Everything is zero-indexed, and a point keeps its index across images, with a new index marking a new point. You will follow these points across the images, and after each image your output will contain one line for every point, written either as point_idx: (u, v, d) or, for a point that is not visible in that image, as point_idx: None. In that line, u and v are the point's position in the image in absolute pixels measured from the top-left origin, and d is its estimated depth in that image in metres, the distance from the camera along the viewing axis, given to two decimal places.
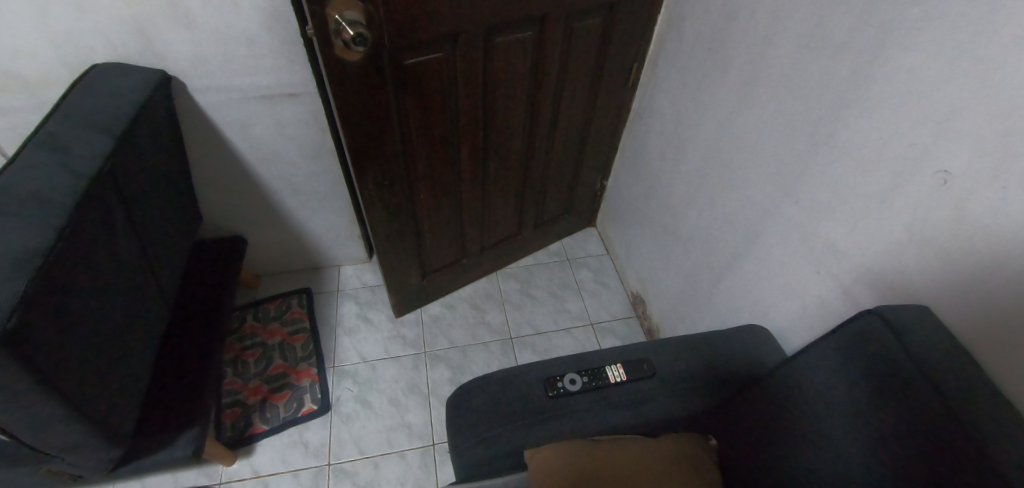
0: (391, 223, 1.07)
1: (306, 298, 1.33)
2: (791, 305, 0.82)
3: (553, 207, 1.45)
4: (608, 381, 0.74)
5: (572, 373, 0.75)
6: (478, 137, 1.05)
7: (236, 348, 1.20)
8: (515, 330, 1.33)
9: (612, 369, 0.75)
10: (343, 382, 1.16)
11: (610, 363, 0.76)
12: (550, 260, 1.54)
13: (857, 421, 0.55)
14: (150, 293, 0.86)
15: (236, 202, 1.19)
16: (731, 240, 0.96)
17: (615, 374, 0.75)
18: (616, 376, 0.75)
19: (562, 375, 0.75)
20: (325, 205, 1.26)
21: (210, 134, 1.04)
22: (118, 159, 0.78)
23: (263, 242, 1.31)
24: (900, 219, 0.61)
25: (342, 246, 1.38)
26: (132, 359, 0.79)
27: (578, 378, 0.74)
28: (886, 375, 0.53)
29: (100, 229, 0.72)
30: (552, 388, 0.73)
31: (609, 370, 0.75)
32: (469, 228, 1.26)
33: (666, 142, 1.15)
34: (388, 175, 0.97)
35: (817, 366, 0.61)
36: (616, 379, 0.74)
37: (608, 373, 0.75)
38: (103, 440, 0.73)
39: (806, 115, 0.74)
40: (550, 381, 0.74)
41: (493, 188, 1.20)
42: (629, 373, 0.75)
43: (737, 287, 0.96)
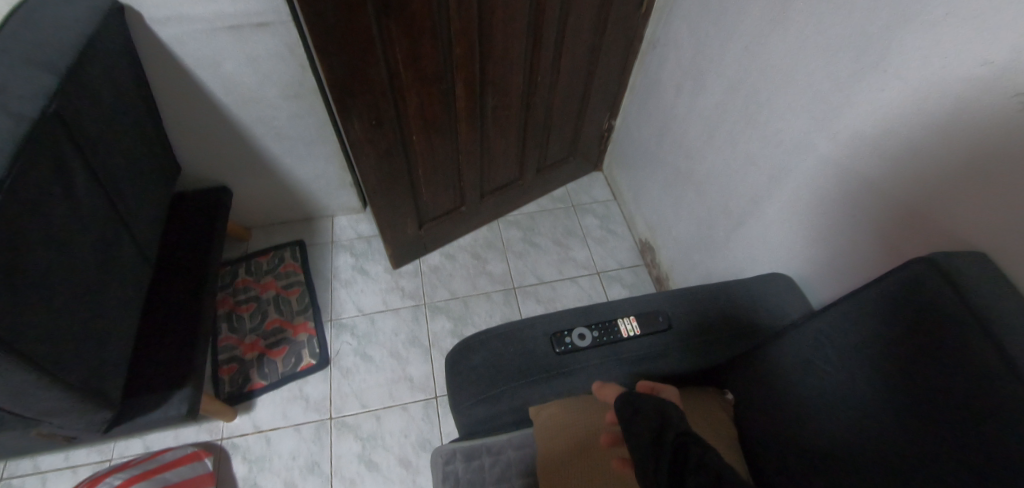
0: (382, 168, 0.99)
1: (299, 251, 1.27)
2: (818, 251, 0.75)
3: (557, 149, 1.35)
4: (621, 335, 0.69)
5: (583, 327, 0.69)
6: (474, 70, 0.94)
7: (229, 303, 1.16)
8: (518, 280, 1.28)
9: (626, 323, 0.70)
10: (341, 335, 1.13)
11: (624, 316, 0.71)
12: (553, 206, 1.46)
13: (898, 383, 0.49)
14: (123, 250, 0.80)
15: (214, 149, 1.10)
16: (754, 182, 0.88)
17: (629, 328, 0.69)
18: (630, 330, 0.69)
19: (572, 329, 0.69)
20: (312, 151, 1.17)
21: (175, 72, 0.93)
22: (66, 102, 0.69)
23: (249, 192, 1.23)
24: (961, 154, 0.53)
25: (334, 195, 1.30)
26: (110, 320, 0.74)
27: (588, 333, 0.69)
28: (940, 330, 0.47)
29: (52, 181, 0.64)
30: (560, 344, 0.68)
31: (621, 323, 0.69)
32: (468, 173, 1.18)
33: (683, 74, 1.04)
34: (375, 113, 0.88)
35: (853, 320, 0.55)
36: (630, 333, 0.69)
37: (622, 327, 0.69)
38: (88, 405, 0.69)
39: (854, 34, 0.63)
40: (557, 336, 0.69)
41: (492, 129, 1.11)
42: (644, 326, 0.70)
43: (757, 232, 0.89)
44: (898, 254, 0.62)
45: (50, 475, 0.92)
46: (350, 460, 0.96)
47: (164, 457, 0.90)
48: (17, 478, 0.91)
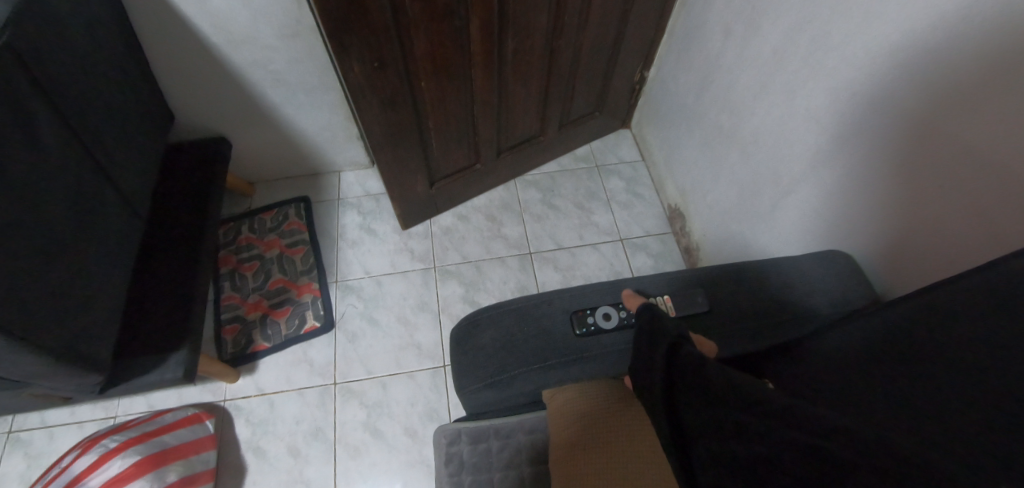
0: (388, 118, 0.89)
1: (304, 207, 1.20)
2: (890, 226, 0.64)
3: (583, 103, 1.22)
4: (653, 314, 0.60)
5: (607, 306, 0.61)
6: (491, 5, 0.81)
7: (232, 261, 1.11)
8: (535, 245, 1.20)
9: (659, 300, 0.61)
10: (347, 297, 1.08)
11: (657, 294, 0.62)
12: (576, 166, 1.35)
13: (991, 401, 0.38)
14: (105, 204, 0.73)
15: (209, 95, 1.02)
16: (812, 143, 0.76)
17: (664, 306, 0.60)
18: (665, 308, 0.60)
19: (594, 308, 0.61)
20: (314, 100, 1.08)
21: (158, 7, 0.83)
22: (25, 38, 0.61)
23: (250, 143, 1.15)
24: None
25: (340, 148, 1.22)
26: (92, 280, 0.69)
27: (614, 312, 0.61)
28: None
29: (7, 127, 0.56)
30: (581, 325, 0.60)
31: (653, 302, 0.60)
32: (484, 126, 1.07)
33: (734, 14, 0.89)
34: (377, 54, 0.77)
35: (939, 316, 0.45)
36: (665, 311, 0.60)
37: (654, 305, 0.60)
38: (77, 369, 0.66)
39: None
40: (578, 315, 0.61)
41: (511, 76, 0.99)
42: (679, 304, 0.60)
43: (812, 202, 0.78)
44: (985, 226, 0.52)
45: (56, 430, 0.91)
46: (355, 427, 0.92)
47: (164, 419, 0.84)
48: (25, 432, 0.90)
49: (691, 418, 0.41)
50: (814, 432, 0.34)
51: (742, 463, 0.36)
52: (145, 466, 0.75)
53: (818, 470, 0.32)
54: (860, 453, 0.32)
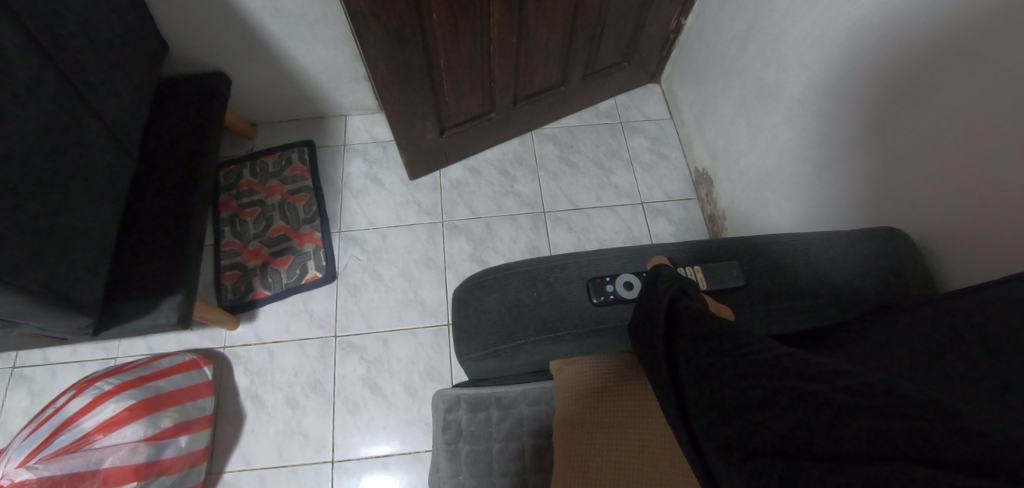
0: (395, 55, 0.81)
1: (308, 152, 1.14)
2: (957, 202, 0.56)
3: (611, 50, 1.11)
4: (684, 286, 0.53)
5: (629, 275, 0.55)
6: None
7: (232, 205, 1.06)
8: (549, 204, 1.13)
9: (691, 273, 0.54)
10: (350, 249, 1.03)
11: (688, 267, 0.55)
12: (598, 121, 1.25)
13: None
14: (87, 138, 0.68)
15: (204, 24, 0.93)
16: (872, 102, 0.67)
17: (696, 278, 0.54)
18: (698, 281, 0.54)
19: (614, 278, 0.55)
20: (317, 34, 0.99)
21: None
22: None
23: (250, 80, 1.07)
24: None
25: (346, 90, 1.13)
26: (75, 220, 0.64)
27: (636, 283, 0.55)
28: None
29: None
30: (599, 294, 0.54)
31: (682, 273, 0.54)
32: (500, 70, 0.97)
33: None
34: None
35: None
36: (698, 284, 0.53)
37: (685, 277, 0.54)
38: (61, 311, 0.62)
39: None
40: (594, 284, 0.55)
41: (534, 13, 0.88)
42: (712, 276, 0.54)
43: (865, 170, 0.70)
44: None
45: (58, 368, 0.91)
46: (354, 382, 0.90)
47: (161, 364, 0.82)
48: (28, 368, 0.90)
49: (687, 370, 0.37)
50: (813, 377, 0.30)
51: (733, 406, 0.32)
52: (139, 411, 0.73)
53: (815, 410, 0.29)
54: (856, 396, 0.28)
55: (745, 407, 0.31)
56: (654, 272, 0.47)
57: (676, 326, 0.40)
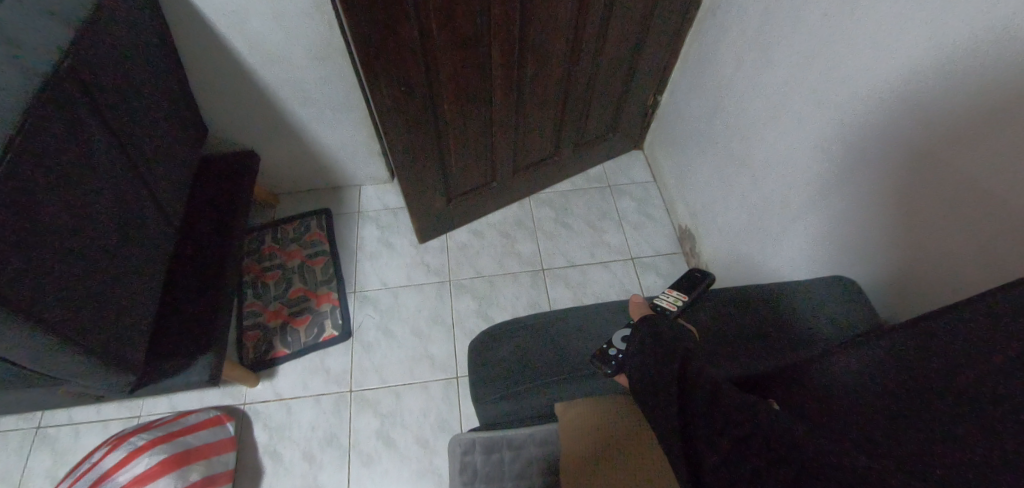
0: (410, 137, 0.94)
1: (325, 220, 1.24)
2: (896, 256, 0.66)
3: (597, 125, 1.26)
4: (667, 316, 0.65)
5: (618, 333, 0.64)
6: (513, 34, 0.86)
7: (255, 269, 1.15)
8: (547, 262, 1.23)
9: (667, 297, 0.69)
10: (364, 308, 1.11)
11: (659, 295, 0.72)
12: (588, 185, 1.38)
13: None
14: (146, 213, 0.78)
15: (242, 111, 1.07)
16: (819, 171, 0.79)
17: (673, 300, 0.68)
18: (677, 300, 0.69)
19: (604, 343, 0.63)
20: (338, 117, 1.13)
21: (200, 28, 0.89)
22: (84, 53, 0.65)
23: (277, 158, 1.20)
24: None
25: (361, 164, 1.27)
26: (132, 285, 0.73)
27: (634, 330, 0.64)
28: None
29: (67, 141, 0.60)
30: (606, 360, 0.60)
31: (664, 298, 0.69)
32: (500, 146, 1.11)
33: (745, 43, 0.93)
34: (405, 78, 0.82)
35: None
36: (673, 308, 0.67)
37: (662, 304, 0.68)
38: (111, 368, 0.69)
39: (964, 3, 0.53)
40: (600, 355, 0.60)
41: (528, 98, 1.03)
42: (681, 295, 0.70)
43: (819, 229, 0.80)
44: (981, 252, 0.54)
45: (82, 428, 0.95)
46: (369, 435, 0.95)
47: (187, 420, 0.88)
48: (53, 428, 0.94)
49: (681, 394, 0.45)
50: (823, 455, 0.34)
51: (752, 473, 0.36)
52: (169, 466, 0.79)
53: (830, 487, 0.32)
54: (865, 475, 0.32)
55: (728, 423, 0.39)
56: (646, 318, 0.57)
57: (686, 386, 0.45)
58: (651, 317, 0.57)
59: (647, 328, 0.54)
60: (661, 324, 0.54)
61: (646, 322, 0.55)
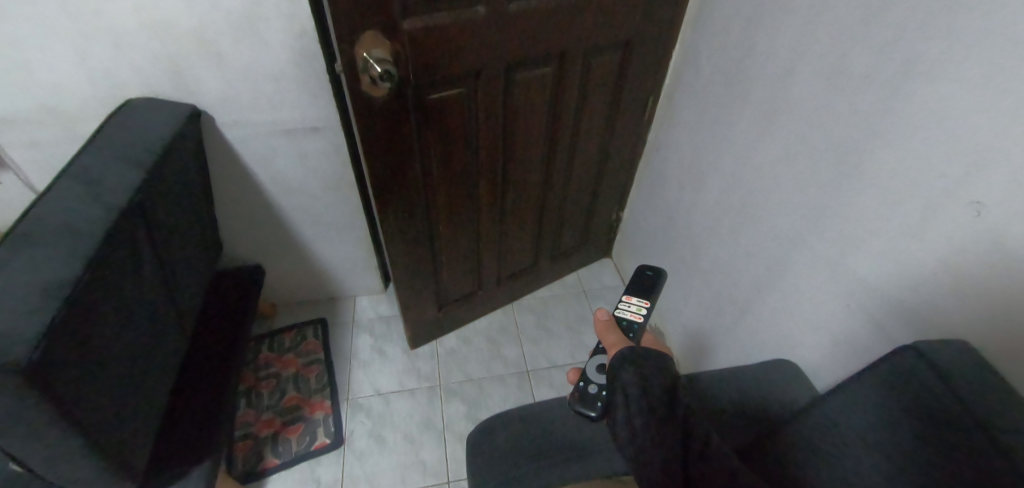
0: (409, 253, 1.09)
1: (321, 329, 1.32)
2: (821, 340, 0.79)
3: (570, 238, 1.44)
4: (635, 331, 0.70)
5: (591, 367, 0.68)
6: (498, 169, 1.07)
7: (250, 379, 1.19)
8: (532, 364, 1.31)
9: (630, 307, 0.74)
10: (357, 415, 1.14)
11: (622, 303, 0.76)
12: (565, 291, 1.52)
13: (881, 454, 0.49)
14: (169, 323, 0.86)
15: (258, 232, 1.21)
16: (754, 272, 0.95)
17: (636, 310, 0.73)
18: (640, 309, 0.74)
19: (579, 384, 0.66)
20: (342, 236, 1.28)
21: (234, 166, 1.07)
22: (149, 190, 0.80)
23: (281, 272, 1.32)
24: (933, 251, 0.61)
25: (358, 278, 1.39)
26: (150, 390, 0.78)
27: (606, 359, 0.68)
28: (919, 405, 0.47)
29: (125, 260, 0.71)
30: (591, 402, 0.63)
31: (628, 308, 0.74)
32: (486, 259, 1.26)
33: (684, 172, 1.16)
34: (408, 206, 1.00)
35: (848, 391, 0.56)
36: (639, 320, 0.72)
37: (627, 314, 0.73)
38: (116, 477, 0.71)
39: (829, 149, 0.75)
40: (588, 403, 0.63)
41: (511, 218, 1.21)
42: (639, 300, 0.76)
43: (763, 322, 0.94)
44: (881, 331, 0.68)
45: None
46: None
47: None
48: None
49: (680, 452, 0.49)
50: None
51: None
52: None
53: None
54: None
55: None
56: (628, 355, 0.55)
57: (691, 454, 0.48)
58: (637, 353, 0.56)
59: (636, 373, 0.53)
60: (650, 364, 0.54)
61: (636, 362, 0.54)
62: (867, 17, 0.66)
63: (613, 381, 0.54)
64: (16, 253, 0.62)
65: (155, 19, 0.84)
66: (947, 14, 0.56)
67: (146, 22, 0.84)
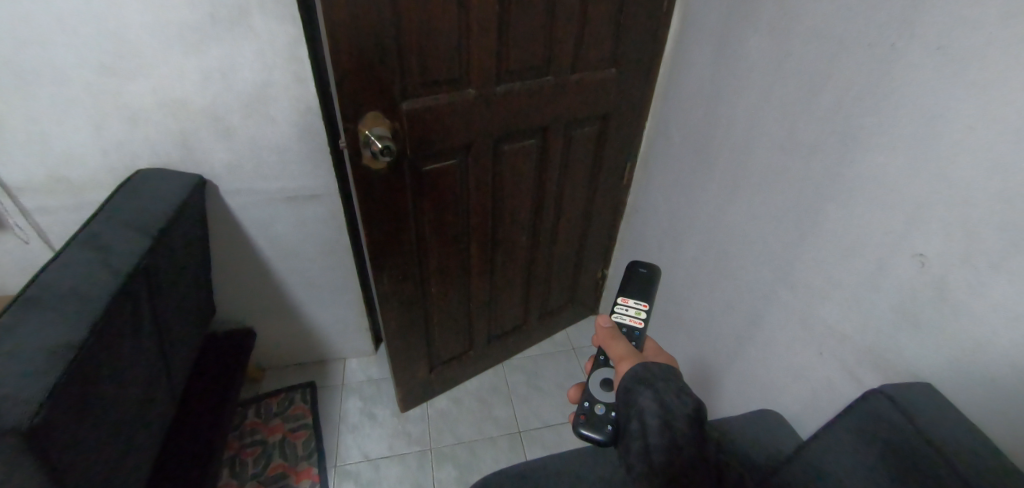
0: (402, 314, 1.12)
1: (310, 393, 1.31)
2: (801, 388, 0.83)
3: (558, 296, 1.49)
4: (637, 337, 0.73)
5: (595, 383, 0.69)
6: (487, 232, 1.14)
7: (235, 446, 1.17)
8: (524, 423, 1.30)
9: (628, 311, 0.76)
10: (344, 483, 1.12)
11: (619, 307, 0.78)
12: (555, 349, 1.53)
13: None
14: (160, 387, 0.85)
15: (253, 295, 1.23)
16: (735, 325, 1.00)
17: (634, 314, 0.76)
18: (638, 312, 0.77)
19: (586, 403, 0.67)
20: (336, 298, 1.30)
21: (234, 231, 1.12)
22: (154, 255, 0.84)
23: (272, 335, 1.32)
24: (889, 300, 0.66)
25: (350, 339, 1.39)
26: (137, 458, 0.77)
27: (611, 373, 0.69)
28: None
29: (126, 322, 0.73)
30: (601, 425, 0.64)
31: (628, 313, 0.76)
32: (477, 318, 1.29)
33: (663, 231, 1.24)
34: (402, 268, 1.05)
35: (825, 436, 0.60)
36: (639, 325, 0.74)
37: (627, 320, 0.75)
38: None
39: (789, 209, 0.83)
40: (599, 427, 0.64)
41: (501, 278, 1.26)
42: (636, 302, 0.78)
43: (746, 372, 0.97)
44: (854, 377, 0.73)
45: None
46: None
47: None
48: None
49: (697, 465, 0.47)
50: None
51: None
52: None
53: None
54: None
55: None
56: (645, 375, 0.56)
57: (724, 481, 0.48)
58: (653, 372, 0.56)
59: (653, 394, 0.54)
60: (668, 385, 0.54)
61: (652, 381, 0.55)
62: (808, 97, 0.77)
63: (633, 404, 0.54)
64: (22, 318, 0.64)
65: (172, 98, 0.91)
66: (872, 96, 0.66)
67: (164, 101, 0.91)
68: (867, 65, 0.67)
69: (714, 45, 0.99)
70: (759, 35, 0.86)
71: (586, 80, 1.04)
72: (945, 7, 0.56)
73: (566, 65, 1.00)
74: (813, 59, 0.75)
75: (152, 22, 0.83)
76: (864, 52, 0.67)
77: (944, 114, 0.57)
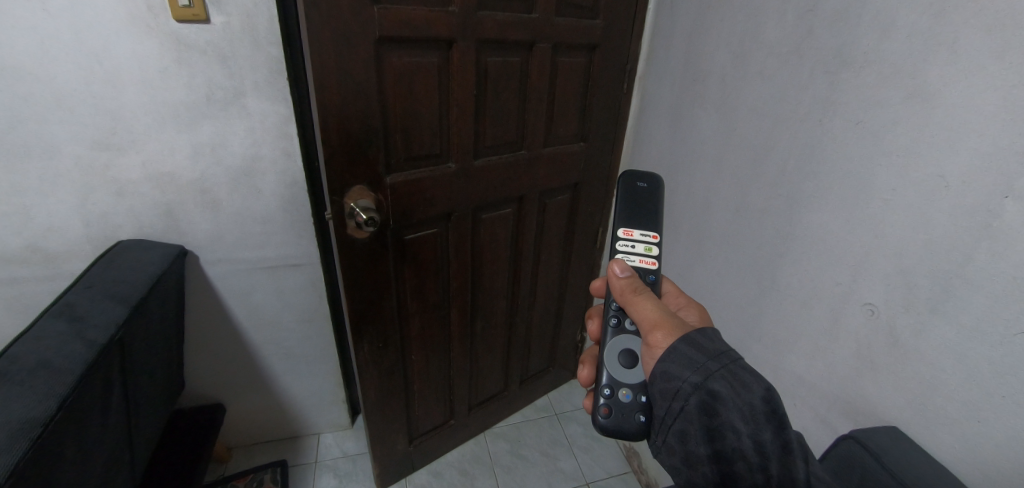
0: (382, 384, 1.10)
1: (281, 473, 1.23)
2: None
3: (539, 360, 1.49)
4: (652, 280, 0.70)
5: (614, 359, 0.66)
6: (467, 298, 1.16)
7: None
8: None
9: (637, 251, 0.72)
10: None
11: (626, 242, 0.73)
12: (538, 416, 1.50)
13: None
14: (121, 466, 0.80)
15: (226, 368, 1.20)
16: None
17: (643, 253, 0.72)
18: (647, 247, 0.72)
19: (608, 388, 0.64)
20: (313, 368, 1.27)
21: (210, 301, 1.11)
22: (130, 327, 0.83)
23: (244, 411, 1.27)
24: (846, 349, 0.71)
25: (325, 412, 1.34)
26: None
27: (633, 345, 0.66)
28: None
29: (97, 397, 0.71)
30: (631, 415, 0.61)
31: (639, 251, 0.72)
32: (458, 385, 1.28)
33: None
34: (383, 337, 1.05)
35: None
36: (652, 266, 0.71)
37: (637, 262, 0.71)
38: None
39: (749, 266, 0.89)
40: (627, 417, 0.62)
41: (481, 343, 1.27)
42: (642, 234, 0.73)
43: None
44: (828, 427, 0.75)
45: None
46: None
47: None
48: None
49: (775, 463, 0.46)
50: None
51: None
52: None
53: None
54: None
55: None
56: (692, 358, 0.52)
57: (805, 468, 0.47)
58: (701, 350, 0.53)
59: (711, 384, 0.50)
60: (722, 367, 0.51)
61: (702, 366, 0.51)
62: (755, 163, 0.86)
63: (686, 396, 0.51)
64: None
65: (161, 172, 0.95)
66: (810, 165, 0.75)
67: (152, 174, 0.95)
68: (799, 139, 0.77)
69: (670, 121, 1.10)
70: (708, 112, 0.98)
71: (558, 152, 1.14)
72: (857, 91, 0.67)
73: (538, 140, 1.09)
74: (755, 132, 0.86)
75: (148, 102, 0.89)
76: (797, 127, 0.77)
77: (869, 178, 0.66)
